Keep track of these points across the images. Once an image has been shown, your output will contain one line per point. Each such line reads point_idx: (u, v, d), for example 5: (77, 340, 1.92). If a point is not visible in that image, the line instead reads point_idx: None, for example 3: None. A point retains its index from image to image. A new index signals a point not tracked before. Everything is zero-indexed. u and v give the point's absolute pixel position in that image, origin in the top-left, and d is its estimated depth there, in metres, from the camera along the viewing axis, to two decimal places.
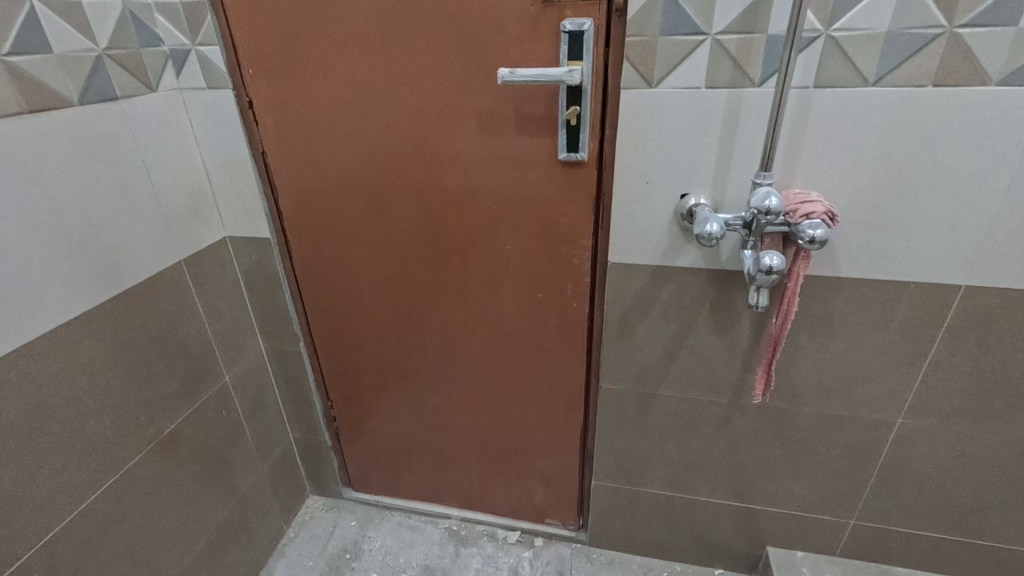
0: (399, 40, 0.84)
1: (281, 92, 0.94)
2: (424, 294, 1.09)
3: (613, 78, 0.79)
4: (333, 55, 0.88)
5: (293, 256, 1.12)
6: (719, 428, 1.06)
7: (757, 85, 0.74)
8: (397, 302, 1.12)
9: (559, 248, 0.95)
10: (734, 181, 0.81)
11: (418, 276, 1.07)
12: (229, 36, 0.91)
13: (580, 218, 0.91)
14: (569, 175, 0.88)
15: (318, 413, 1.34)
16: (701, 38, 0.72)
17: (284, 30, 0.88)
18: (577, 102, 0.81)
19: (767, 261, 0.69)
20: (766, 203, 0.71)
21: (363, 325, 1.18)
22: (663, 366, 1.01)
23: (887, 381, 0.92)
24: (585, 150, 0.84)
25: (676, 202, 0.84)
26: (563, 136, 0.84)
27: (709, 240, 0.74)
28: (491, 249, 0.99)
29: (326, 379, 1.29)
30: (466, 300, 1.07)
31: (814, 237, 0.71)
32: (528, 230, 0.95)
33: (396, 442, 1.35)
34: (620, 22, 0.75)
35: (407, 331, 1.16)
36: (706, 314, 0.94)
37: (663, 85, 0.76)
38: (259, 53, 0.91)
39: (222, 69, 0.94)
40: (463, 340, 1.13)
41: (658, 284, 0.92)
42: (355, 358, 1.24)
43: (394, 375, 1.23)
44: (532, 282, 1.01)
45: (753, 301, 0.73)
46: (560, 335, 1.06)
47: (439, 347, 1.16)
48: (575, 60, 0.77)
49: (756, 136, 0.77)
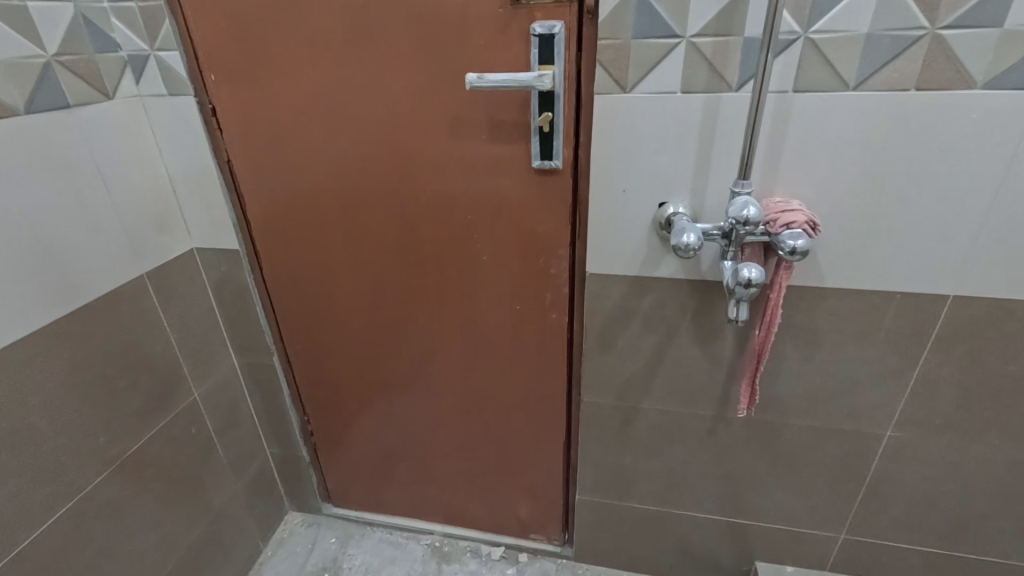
0: (366, 44, 0.81)
1: (244, 98, 0.90)
2: (401, 306, 1.06)
3: (586, 83, 0.76)
4: (297, 59, 0.84)
5: (263, 268, 1.08)
6: (704, 441, 1.03)
7: (735, 89, 0.71)
8: (374, 314, 1.08)
9: (536, 258, 0.92)
10: (713, 189, 0.78)
11: (395, 288, 1.04)
12: (188, 41, 0.87)
13: (556, 228, 0.88)
14: (544, 183, 0.84)
15: (295, 428, 1.30)
16: (675, 41, 0.69)
17: (245, 33, 0.85)
18: (549, 108, 0.77)
19: (746, 274, 0.66)
20: (744, 212, 0.68)
21: (339, 338, 1.14)
22: (646, 379, 0.98)
23: (874, 393, 0.89)
24: (559, 157, 0.81)
25: (655, 211, 0.81)
26: (536, 143, 0.81)
27: (686, 251, 0.71)
28: (467, 260, 0.96)
29: (302, 393, 1.25)
30: (445, 311, 1.04)
31: (795, 247, 0.68)
32: (504, 240, 0.92)
33: (376, 457, 1.31)
34: (592, 24, 0.72)
35: (384, 343, 1.12)
36: (688, 325, 0.91)
37: (637, 90, 0.73)
38: (221, 58, 0.88)
39: (183, 75, 0.90)
40: (441, 352, 1.10)
41: (638, 295, 0.89)
42: (331, 372, 1.20)
43: (372, 388, 1.20)
44: (510, 293, 0.98)
45: (733, 315, 0.70)
46: (539, 348, 1.03)
47: (417, 359, 1.12)
48: (546, 65, 0.74)
49: (735, 142, 0.74)
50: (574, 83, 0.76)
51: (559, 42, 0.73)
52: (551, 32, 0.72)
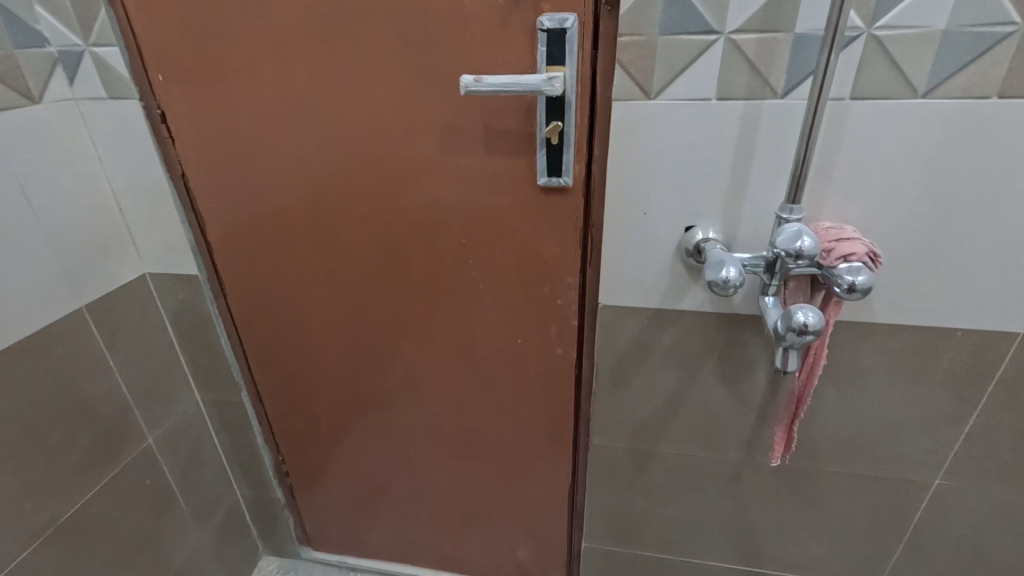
0: (341, 39, 0.68)
1: (199, 100, 0.77)
2: (386, 338, 0.93)
3: (602, 87, 0.64)
4: (258, 56, 0.72)
5: (227, 294, 0.95)
6: (727, 488, 0.92)
7: (780, 96, 0.60)
8: (355, 345, 0.96)
9: (540, 287, 0.80)
10: (749, 211, 0.66)
11: (378, 317, 0.91)
12: (130, 34, 0.74)
13: (564, 254, 0.76)
14: (551, 203, 0.72)
15: (268, 467, 1.17)
16: (711, 38, 0.58)
17: (196, 25, 0.71)
18: (559, 117, 0.65)
19: (802, 320, 0.55)
20: (796, 244, 0.56)
21: (316, 372, 1.01)
22: (664, 421, 0.87)
23: (923, 438, 0.79)
24: (569, 174, 0.69)
25: (680, 236, 0.70)
26: (542, 157, 0.69)
27: (724, 288, 0.60)
28: (461, 288, 0.84)
29: (275, 430, 1.12)
30: (436, 344, 0.92)
31: (855, 284, 0.57)
32: (502, 268, 0.80)
33: (359, 499, 1.18)
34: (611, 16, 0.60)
35: (366, 377, 0.99)
36: (715, 363, 0.79)
37: (664, 97, 0.62)
38: (168, 54, 0.74)
39: (125, 74, 0.77)
40: (431, 387, 0.97)
41: (657, 329, 0.78)
42: (308, 408, 1.07)
43: (354, 425, 1.07)
44: (509, 325, 0.86)
45: (781, 364, 0.59)
46: (542, 386, 0.91)
47: (404, 394, 1.00)
48: (555, 66, 0.62)
49: (778, 158, 0.63)
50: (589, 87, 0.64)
51: (572, 39, 0.61)
52: (562, 26, 0.60)
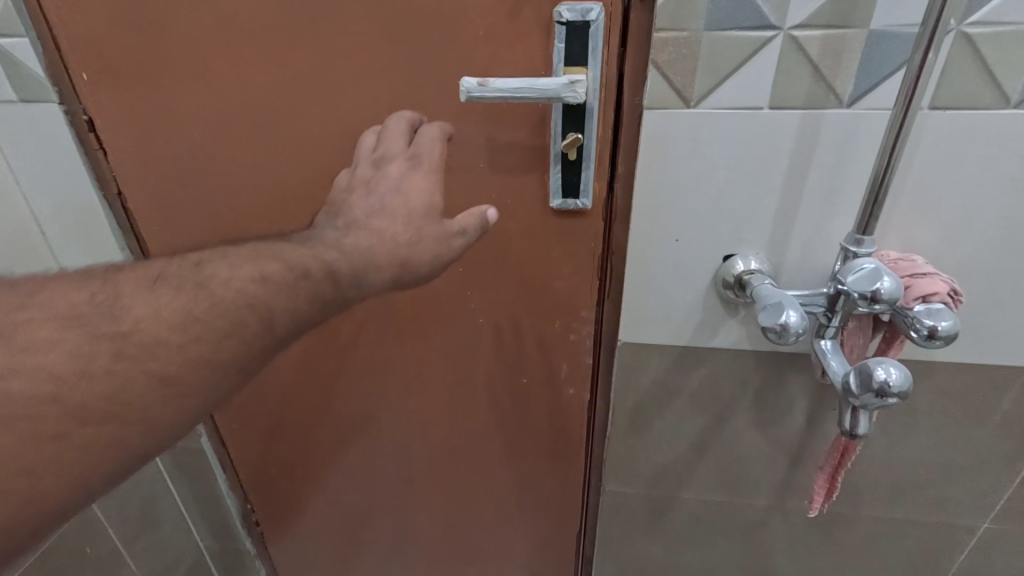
0: (313, 32, 0.55)
1: (134, 102, 0.63)
2: (367, 378, 0.80)
3: (630, 93, 0.52)
4: (208, 49, 0.58)
5: None
6: (753, 536, 0.82)
7: (846, 105, 0.50)
8: (331, 385, 0.82)
9: (549, 322, 0.69)
10: (800, 239, 0.57)
11: (358, 353, 0.78)
12: (42, 20, 0.60)
13: (579, 286, 0.64)
14: (564, 228, 0.61)
15: (233, 516, 1.03)
16: (768, 34, 0.48)
17: (127, 10, 0.58)
18: (577, 129, 0.53)
19: (882, 377, 0.46)
20: (874, 286, 0.46)
21: (286, 417, 0.87)
22: (688, 465, 0.77)
23: (975, 482, 0.71)
24: (587, 196, 0.57)
25: (717, 266, 0.60)
26: (556, 176, 0.56)
27: (783, 337, 0.50)
28: (456, 323, 0.72)
29: (241, 477, 0.97)
30: (425, 385, 0.79)
31: (936, 329, 0.48)
32: (506, 301, 0.68)
33: (336, 550, 1.04)
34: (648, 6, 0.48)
35: (346, 420, 0.85)
36: (749, 403, 0.70)
37: (706, 105, 0.52)
38: (92, 46, 0.60)
39: (38, 72, 0.63)
40: (420, 430, 0.85)
41: (684, 368, 0.68)
42: (276, 456, 0.93)
43: (331, 472, 0.93)
44: (512, 364, 0.74)
45: (850, 425, 0.50)
46: (550, 429, 0.79)
47: (389, 438, 0.86)
48: (575, 67, 0.50)
49: (839, 176, 0.53)
50: (614, 93, 0.52)
51: (597, 35, 0.49)
52: (586, 18, 0.48)
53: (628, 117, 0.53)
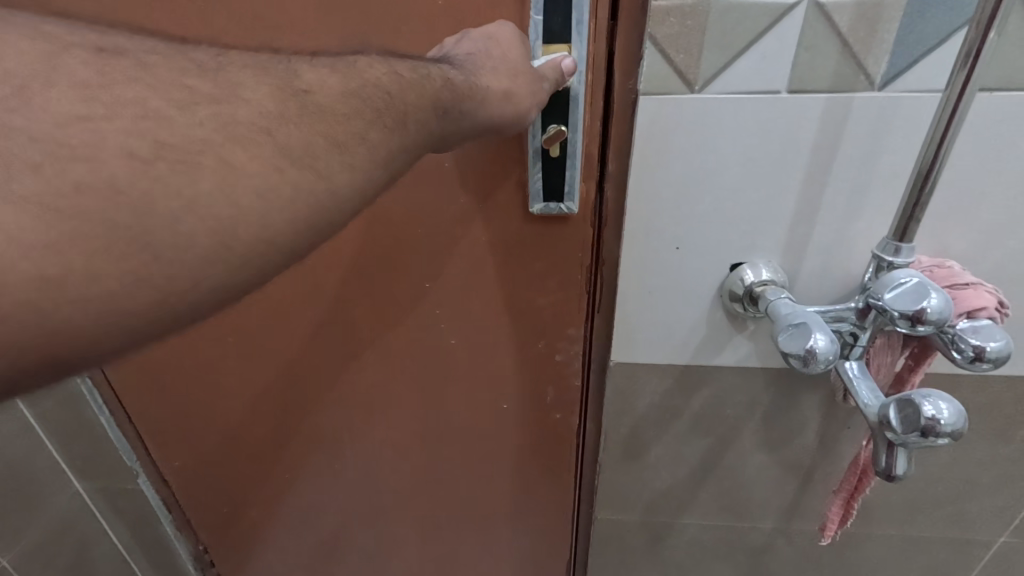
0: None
1: None
2: (326, 411, 0.70)
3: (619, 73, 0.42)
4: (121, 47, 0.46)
5: None
6: (756, 558, 0.76)
7: (878, 86, 0.42)
8: (284, 416, 0.71)
9: (532, 345, 0.59)
10: (819, 246, 0.49)
11: (312, 381, 0.67)
12: None
13: (565, 301, 0.55)
14: (547, 236, 0.51)
15: (184, 560, 0.92)
16: (788, 1, 0.39)
17: None
18: (560, 120, 0.44)
19: (931, 414, 0.38)
20: (919, 305, 0.39)
21: (234, 456, 0.76)
22: (689, 490, 0.70)
23: (995, 497, 0.66)
24: (573, 200, 0.48)
25: (723, 276, 0.52)
26: (538, 176, 0.47)
27: (811, 366, 0.42)
28: (425, 346, 0.62)
29: (189, 520, 0.85)
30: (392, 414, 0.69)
31: (985, 350, 0.41)
32: (480, 320, 0.59)
33: None
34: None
35: (303, 454, 0.75)
36: (756, 423, 0.63)
37: (714, 90, 0.43)
38: None
39: None
40: (389, 463, 0.75)
41: (685, 388, 0.60)
42: (224, 497, 0.81)
43: (289, 512, 0.82)
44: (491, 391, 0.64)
45: (887, 464, 0.43)
46: (536, 459, 0.70)
47: (355, 471, 0.76)
48: (556, 44, 0.41)
49: (867, 170, 0.46)
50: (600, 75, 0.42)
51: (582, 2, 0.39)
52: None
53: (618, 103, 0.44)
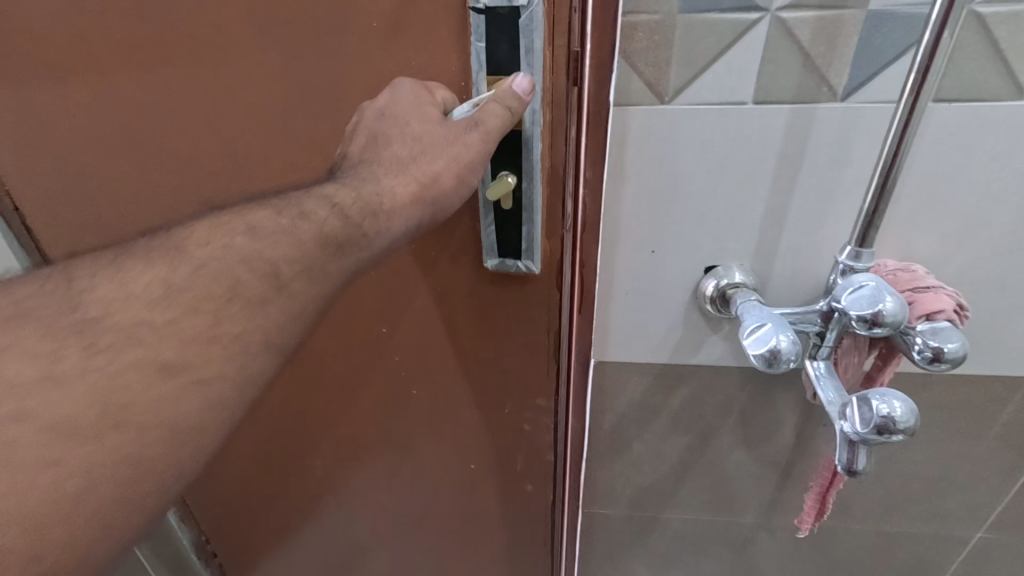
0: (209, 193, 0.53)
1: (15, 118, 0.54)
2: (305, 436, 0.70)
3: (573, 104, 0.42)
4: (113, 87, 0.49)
5: None
6: (738, 552, 0.78)
7: (841, 98, 0.44)
8: (267, 450, 0.73)
9: (501, 401, 0.60)
10: (789, 251, 0.51)
11: (292, 421, 0.68)
12: None
13: (533, 359, 0.56)
14: (513, 295, 0.52)
15: (185, 550, 0.95)
16: (751, 17, 0.41)
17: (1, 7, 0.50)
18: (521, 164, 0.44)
19: (886, 412, 0.40)
20: (875, 308, 0.41)
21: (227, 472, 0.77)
22: (671, 486, 0.72)
23: (970, 493, 0.67)
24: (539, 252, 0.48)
25: (698, 279, 0.54)
26: (491, 227, 0.48)
27: (775, 366, 0.44)
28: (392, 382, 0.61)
29: (190, 512, 0.88)
30: (362, 448, 0.68)
31: (942, 351, 0.43)
32: (448, 363, 0.58)
33: None
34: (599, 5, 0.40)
35: (285, 488, 0.76)
36: (735, 421, 0.65)
37: (683, 100, 0.45)
38: None
39: None
40: (366, 508, 0.75)
41: (665, 387, 0.62)
42: (218, 500, 0.82)
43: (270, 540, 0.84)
44: (463, 425, 0.63)
45: (848, 459, 0.45)
46: (512, 508, 0.70)
47: (332, 512, 0.77)
48: (507, 72, 0.41)
49: (832, 180, 0.47)
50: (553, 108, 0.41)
51: (529, 27, 0.38)
52: (512, 4, 0.38)
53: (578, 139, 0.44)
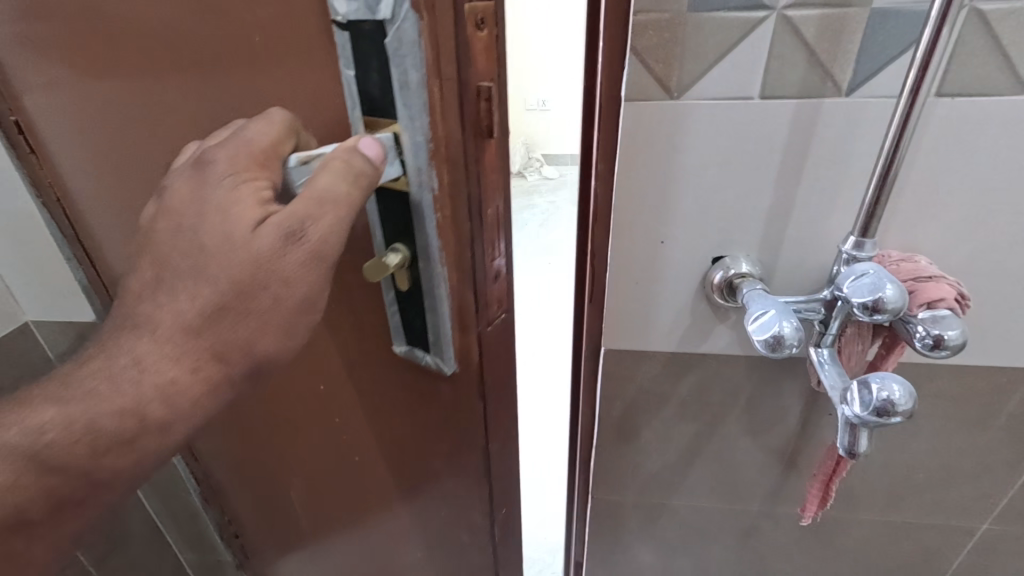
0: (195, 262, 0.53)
1: None
2: (275, 460, 0.71)
3: (462, 155, 0.38)
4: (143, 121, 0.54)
5: None
6: (744, 539, 0.79)
7: (845, 92, 0.45)
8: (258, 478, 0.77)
9: (449, 477, 0.58)
10: (794, 242, 0.53)
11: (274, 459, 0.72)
12: None
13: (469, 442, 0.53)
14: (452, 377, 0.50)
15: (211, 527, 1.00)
16: (759, 14, 0.43)
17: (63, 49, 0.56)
18: (421, 232, 0.41)
19: (885, 396, 0.42)
20: (875, 296, 0.42)
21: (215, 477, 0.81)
22: (678, 472, 0.74)
23: (976, 484, 0.68)
24: (458, 331, 0.46)
25: (706, 270, 0.56)
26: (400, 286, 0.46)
27: (777, 351, 0.46)
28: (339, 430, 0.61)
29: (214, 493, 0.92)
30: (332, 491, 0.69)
31: (942, 338, 0.44)
32: (385, 418, 0.57)
33: None
34: (481, 34, 0.36)
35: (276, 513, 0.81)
36: (741, 409, 0.66)
37: (692, 95, 0.46)
38: None
39: None
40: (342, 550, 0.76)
41: (673, 375, 0.64)
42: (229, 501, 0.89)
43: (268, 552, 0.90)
44: (408, 484, 0.62)
45: (849, 442, 0.47)
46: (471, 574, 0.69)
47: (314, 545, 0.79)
48: (382, 105, 0.37)
49: (837, 173, 0.49)
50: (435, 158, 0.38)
51: (399, 50, 0.34)
52: (376, 17, 0.34)
53: (477, 194, 0.40)
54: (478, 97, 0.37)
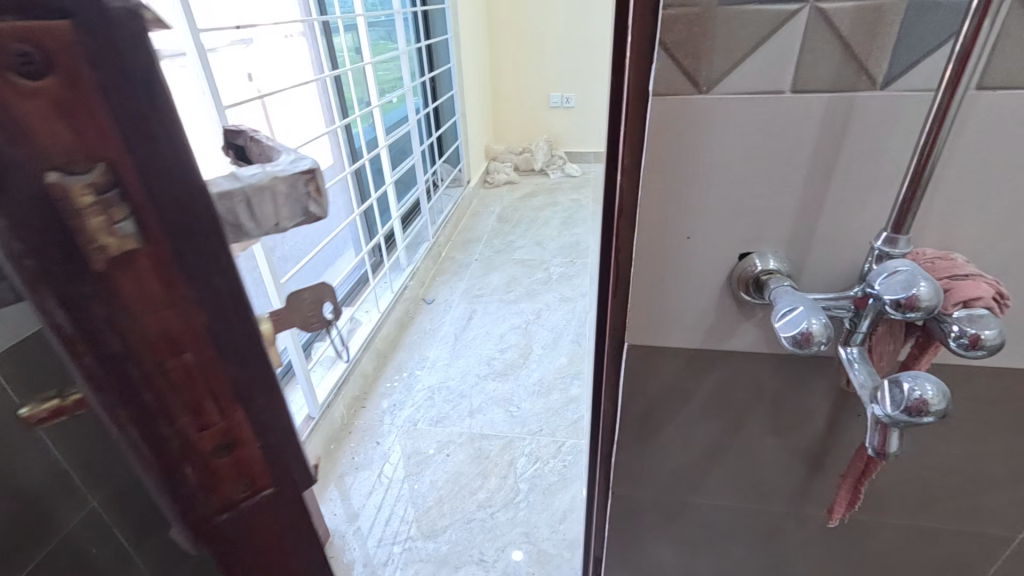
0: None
1: None
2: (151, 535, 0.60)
3: (64, 301, 0.20)
4: None
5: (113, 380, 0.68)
6: (767, 540, 0.79)
7: (880, 86, 0.44)
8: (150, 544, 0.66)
9: None
10: (823, 239, 0.52)
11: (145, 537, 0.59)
12: None
13: None
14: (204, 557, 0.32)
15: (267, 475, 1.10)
16: (792, 7, 0.42)
17: None
18: (78, 397, 0.25)
19: (917, 394, 0.41)
20: (908, 293, 0.41)
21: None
22: (701, 469, 0.73)
23: (1011, 490, 0.66)
24: (174, 522, 0.29)
25: (732, 266, 0.55)
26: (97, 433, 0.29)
27: (805, 348, 0.45)
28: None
29: None
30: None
31: (978, 337, 0.43)
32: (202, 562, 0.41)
33: None
34: (39, 83, 0.18)
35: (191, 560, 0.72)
36: (766, 408, 0.66)
37: (721, 89, 0.46)
38: None
39: None
40: None
41: (697, 373, 0.64)
42: None
43: None
44: None
45: (878, 441, 0.46)
46: None
47: None
48: None
49: (869, 168, 0.48)
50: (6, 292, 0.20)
51: None
52: None
53: (119, 356, 0.23)
54: (54, 200, 0.19)
